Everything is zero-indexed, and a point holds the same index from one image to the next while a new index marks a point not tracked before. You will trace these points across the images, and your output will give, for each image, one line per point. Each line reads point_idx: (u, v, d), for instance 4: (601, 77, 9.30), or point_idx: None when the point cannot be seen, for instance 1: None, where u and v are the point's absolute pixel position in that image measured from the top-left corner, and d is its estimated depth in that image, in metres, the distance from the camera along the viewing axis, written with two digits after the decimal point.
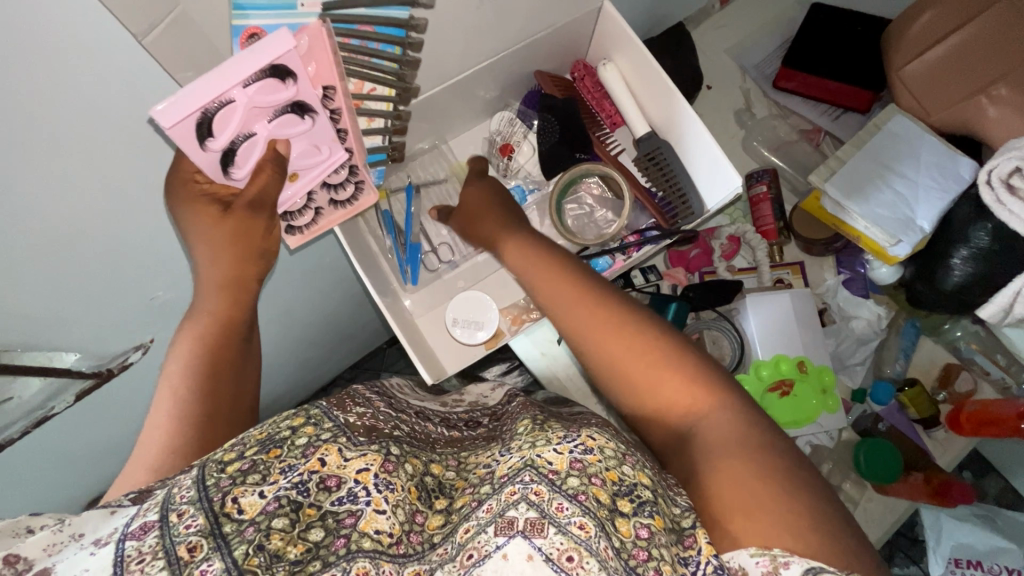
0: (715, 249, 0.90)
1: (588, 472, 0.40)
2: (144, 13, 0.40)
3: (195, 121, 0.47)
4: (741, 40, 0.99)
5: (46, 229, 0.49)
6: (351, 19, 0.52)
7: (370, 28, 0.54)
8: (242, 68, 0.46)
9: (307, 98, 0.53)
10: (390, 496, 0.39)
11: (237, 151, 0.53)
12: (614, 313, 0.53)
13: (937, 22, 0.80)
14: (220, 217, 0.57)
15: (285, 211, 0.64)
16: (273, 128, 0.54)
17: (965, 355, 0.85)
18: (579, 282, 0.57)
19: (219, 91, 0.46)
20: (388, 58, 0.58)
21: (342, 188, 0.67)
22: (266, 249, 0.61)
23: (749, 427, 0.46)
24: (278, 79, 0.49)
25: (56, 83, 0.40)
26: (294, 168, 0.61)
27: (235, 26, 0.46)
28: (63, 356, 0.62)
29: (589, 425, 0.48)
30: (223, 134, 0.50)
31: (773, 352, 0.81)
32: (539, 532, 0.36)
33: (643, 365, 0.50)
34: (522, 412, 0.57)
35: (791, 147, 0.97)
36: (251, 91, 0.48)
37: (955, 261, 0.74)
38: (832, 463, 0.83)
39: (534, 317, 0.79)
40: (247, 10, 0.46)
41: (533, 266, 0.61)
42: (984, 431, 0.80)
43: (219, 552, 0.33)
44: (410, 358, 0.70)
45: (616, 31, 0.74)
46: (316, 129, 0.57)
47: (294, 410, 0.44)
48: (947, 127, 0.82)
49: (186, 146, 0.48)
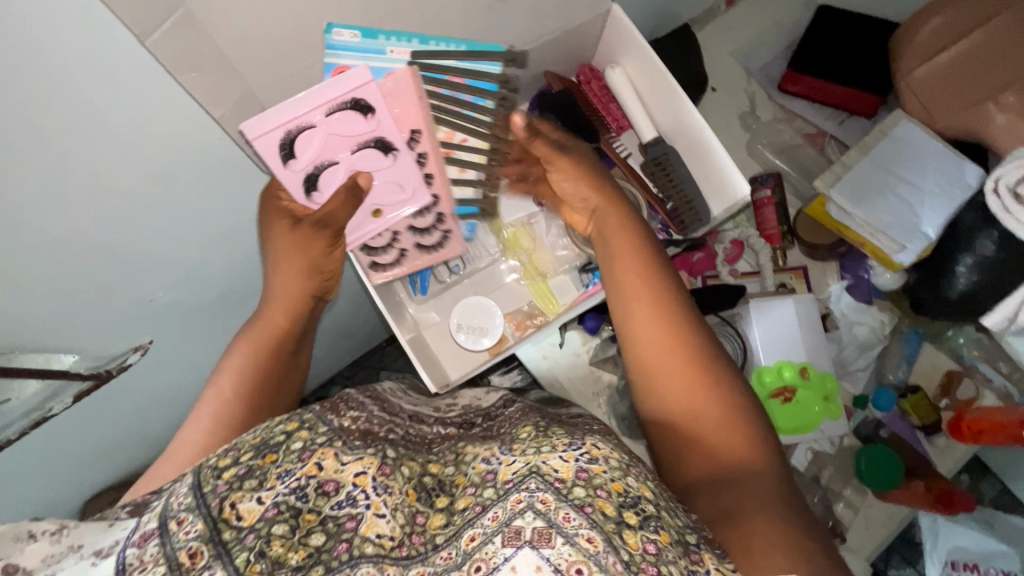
0: (719, 253, 0.90)
1: (593, 483, 0.39)
2: (148, 13, 0.39)
3: (279, 138, 0.54)
4: (746, 42, 0.98)
5: (41, 231, 0.48)
6: (443, 70, 0.61)
7: (460, 79, 0.63)
8: (323, 94, 0.54)
9: (388, 134, 0.59)
10: (389, 499, 0.39)
11: (321, 175, 0.59)
12: (691, 354, 0.54)
13: (946, 28, 0.80)
14: (291, 228, 0.59)
15: (370, 245, 0.71)
16: (356, 159, 0.60)
17: (968, 363, 0.85)
18: (670, 313, 0.56)
19: (299, 111, 0.54)
20: (481, 110, 0.67)
21: (428, 233, 0.73)
22: (320, 267, 0.60)
23: (784, 484, 0.49)
24: (358, 111, 0.56)
25: (54, 81, 0.39)
26: (379, 205, 0.66)
27: (327, 62, 0.53)
28: (61, 358, 0.61)
29: (592, 433, 0.47)
30: (304, 156, 0.57)
31: (777, 358, 0.80)
32: (547, 542, 0.36)
33: (706, 396, 0.52)
34: (524, 418, 0.55)
35: (795, 151, 0.96)
36: (332, 118, 0.56)
37: (960, 269, 0.74)
38: (832, 469, 0.82)
39: (538, 322, 0.78)
40: (339, 50, 0.52)
41: (627, 277, 0.59)
42: (983, 438, 0.79)
43: (220, 560, 0.34)
44: (410, 358, 0.70)
45: (623, 35, 0.73)
46: (398, 167, 0.63)
47: (286, 414, 0.43)
48: (957, 135, 0.81)
49: (270, 161, 0.55)
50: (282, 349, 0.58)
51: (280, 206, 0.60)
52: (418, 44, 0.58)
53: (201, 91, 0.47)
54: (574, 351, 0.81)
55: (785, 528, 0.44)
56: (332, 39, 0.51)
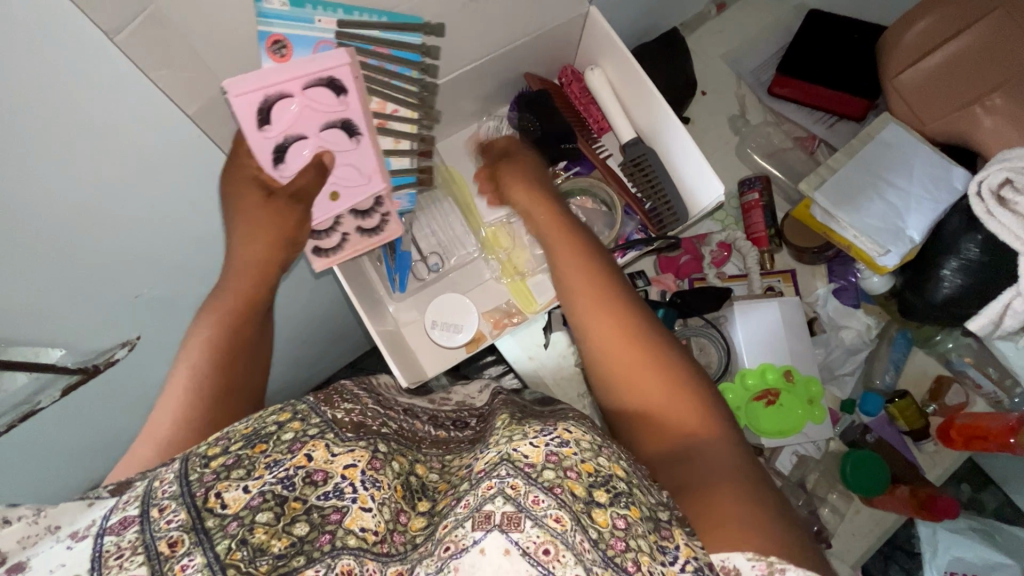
0: (706, 256, 0.90)
1: (563, 465, 0.40)
2: (117, 12, 0.40)
3: (257, 99, 0.53)
4: (736, 46, 0.99)
5: (24, 226, 0.49)
6: (367, 40, 0.56)
7: (385, 50, 0.59)
8: (302, 67, 0.54)
9: (355, 117, 0.60)
10: (376, 494, 0.39)
11: (289, 149, 0.59)
12: (638, 344, 0.54)
13: (936, 29, 0.79)
14: (265, 200, 0.61)
15: (313, 229, 0.68)
16: (324, 138, 0.60)
17: (958, 368, 0.84)
18: (615, 304, 0.57)
19: (279, 78, 0.53)
20: (407, 79, 0.64)
21: (369, 216, 0.71)
22: (292, 238, 0.64)
23: (748, 460, 0.50)
24: (332, 91, 0.57)
25: (28, 77, 0.40)
26: (335, 188, 0.65)
27: (260, 32, 0.49)
28: (49, 352, 0.62)
29: (567, 419, 0.47)
30: (278, 124, 0.56)
31: (761, 360, 0.80)
32: (516, 527, 0.35)
33: (661, 384, 0.52)
34: (502, 407, 0.57)
35: (785, 154, 0.96)
36: (307, 91, 0.56)
37: (945, 272, 0.73)
38: (818, 474, 0.82)
39: (517, 321, 0.80)
40: (270, 18, 0.49)
41: (576, 277, 0.59)
42: (974, 446, 0.79)
43: (201, 547, 0.33)
44: (384, 356, 0.70)
45: (601, 37, 0.74)
46: (360, 152, 0.63)
47: (279, 405, 0.44)
48: (941, 137, 0.81)
49: (244, 120, 0.53)
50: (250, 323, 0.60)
51: (245, 173, 0.59)
52: (343, 14, 0.53)
53: (174, 88, 0.48)
54: (560, 351, 0.80)
55: (748, 501, 0.45)
56: (263, 7, 0.48)
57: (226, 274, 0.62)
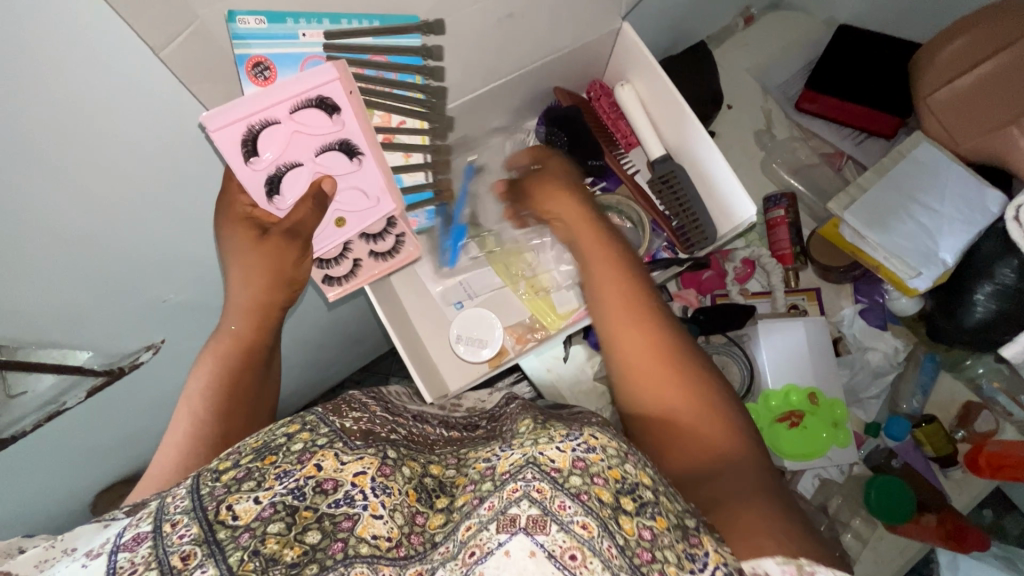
0: (729, 272, 0.88)
1: (591, 471, 0.38)
2: (163, 29, 0.41)
3: (242, 134, 0.52)
4: (763, 61, 0.98)
5: (57, 231, 0.49)
6: (362, 50, 0.54)
7: (382, 57, 0.56)
8: (289, 90, 0.52)
9: (352, 136, 0.59)
10: (387, 500, 0.38)
11: (284, 178, 0.58)
12: (658, 332, 0.52)
13: (971, 48, 0.77)
14: (257, 241, 0.59)
15: (321, 257, 0.68)
16: (319, 162, 0.59)
17: (987, 395, 0.82)
18: (646, 318, 0.53)
19: (266, 106, 0.52)
20: (410, 88, 0.61)
21: (381, 239, 0.72)
22: (292, 278, 0.62)
23: (765, 465, 0.48)
24: (323, 110, 0.55)
25: (66, 87, 0.40)
26: (340, 212, 0.65)
27: (238, 55, 0.47)
28: (76, 354, 0.62)
29: (591, 424, 0.45)
30: (268, 155, 0.56)
31: (784, 381, 0.79)
32: (542, 530, 0.35)
33: (680, 375, 0.50)
34: (523, 412, 0.55)
35: (811, 171, 0.95)
36: (297, 115, 0.55)
37: (978, 296, 0.72)
38: (840, 498, 0.80)
39: (539, 336, 0.79)
40: (248, 39, 0.46)
41: (599, 262, 0.57)
42: (1003, 475, 0.76)
43: (214, 558, 0.33)
44: (408, 368, 0.70)
45: (633, 52, 0.74)
46: (362, 172, 0.63)
47: (288, 417, 0.44)
48: (976, 156, 0.80)
49: (231, 159, 0.53)
50: (256, 357, 0.58)
51: (238, 212, 0.59)
52: (330, 24, 0.49)
53: (208, 99, 0.48)
54: (578, 364, 0.81)
55: (769, 509, 0.43)
56: (236, 28, 0.44)
57: (225, 314, 0.60)
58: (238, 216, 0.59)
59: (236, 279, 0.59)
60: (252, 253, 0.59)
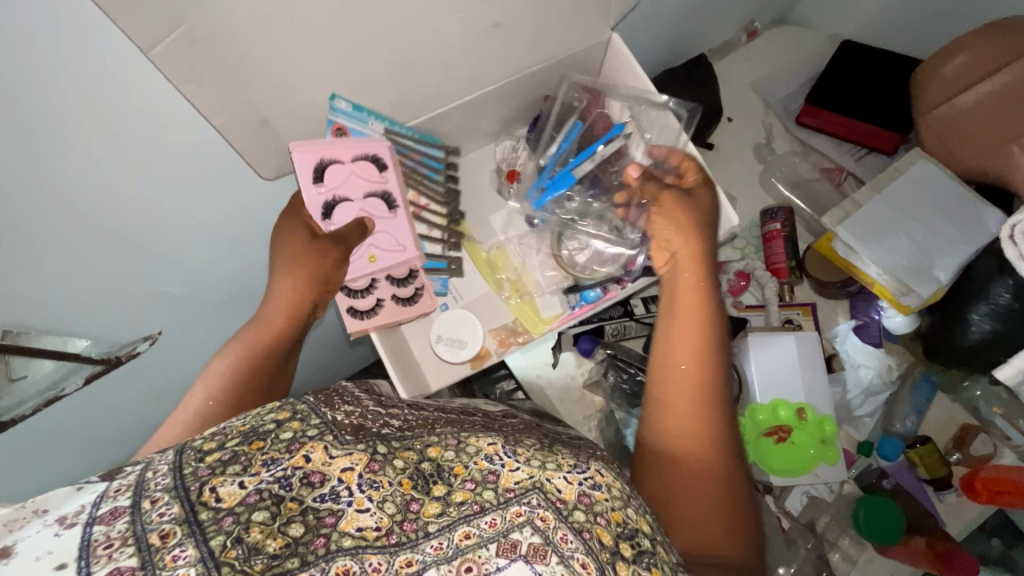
0: (724, 284, 0.88)
1: (594, 509, 0.41)
2: (152, 28, 0.42)
3: (315, 163, 0.63)
4: (765, 75, 0.98)
5: (55, 220, 0.51)
6: (404, 146, 0.72)
7: (418, 155, 0.75)
8: (360, 142, 0.66)
9: (394, 190, 0.69)
10: (374, 495, 0.38)
11: (337, 207, 0.66)
12: (710, 403, 0.52)
13: (972, 64, 0.76)
14: (309, 240, 0.63)
15: (349, 287, 0.70)
16: (365, 202, 0.68)
17: (985, 418, 0.81)
18: (708, 385, 0.52)
19: (339, 150, 0.65)
20: (435, 177, 0.78)
21: (405, 286, 0.74)
22: (327, 278, 0.64)
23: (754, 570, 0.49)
24: (376, 167, 0.68)
25: (65, 80, 0.42)
26: (373, 249, 0.70)
27: (328, 120, 0.62)
28: (76, 341, 0.64)
29: (596, 456, 0.48)
30: (330, 186, 0.65)
31: (773, 395, 0.78)
32: (542, 559, 0.37)
33: (715, 453, 0.50)
34: (527, 430, 0.55)
35: (811, 185, 0.94)
36: (357, 164, 0.67)
37: (973, 316, 0.71)
38: (829, 517, 0.79)
39: (522, 340, 0.79)
40: (340, 113, 0.62)
41: (684, 310, 0.56)
42: (999, 500, 0.75)
43: (193, 539, 0.33)
44: (387, 371, 0.70)
45: (622, 63, 0.75)
46: (397, 222, 0.70)
47: (279, 404, 0.44)
48: (973, 173, 0.79)
49: (303, 176, 0.63)
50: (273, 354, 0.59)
51: (296, 218, 0.64)
52: (388, 125, 0.69)
53: (203, 100, 0.49)
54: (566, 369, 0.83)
55: None
56: (334, 105, 0.60)
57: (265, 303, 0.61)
58: (294, 221, 0.64)
59: (281, 269, 0.61)
60: (299, 246, 0.62)
